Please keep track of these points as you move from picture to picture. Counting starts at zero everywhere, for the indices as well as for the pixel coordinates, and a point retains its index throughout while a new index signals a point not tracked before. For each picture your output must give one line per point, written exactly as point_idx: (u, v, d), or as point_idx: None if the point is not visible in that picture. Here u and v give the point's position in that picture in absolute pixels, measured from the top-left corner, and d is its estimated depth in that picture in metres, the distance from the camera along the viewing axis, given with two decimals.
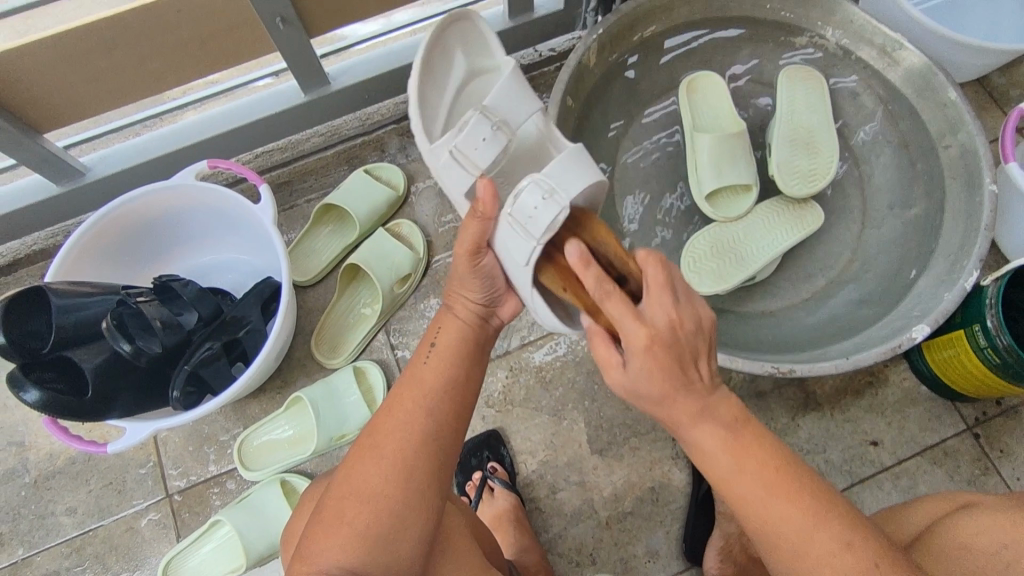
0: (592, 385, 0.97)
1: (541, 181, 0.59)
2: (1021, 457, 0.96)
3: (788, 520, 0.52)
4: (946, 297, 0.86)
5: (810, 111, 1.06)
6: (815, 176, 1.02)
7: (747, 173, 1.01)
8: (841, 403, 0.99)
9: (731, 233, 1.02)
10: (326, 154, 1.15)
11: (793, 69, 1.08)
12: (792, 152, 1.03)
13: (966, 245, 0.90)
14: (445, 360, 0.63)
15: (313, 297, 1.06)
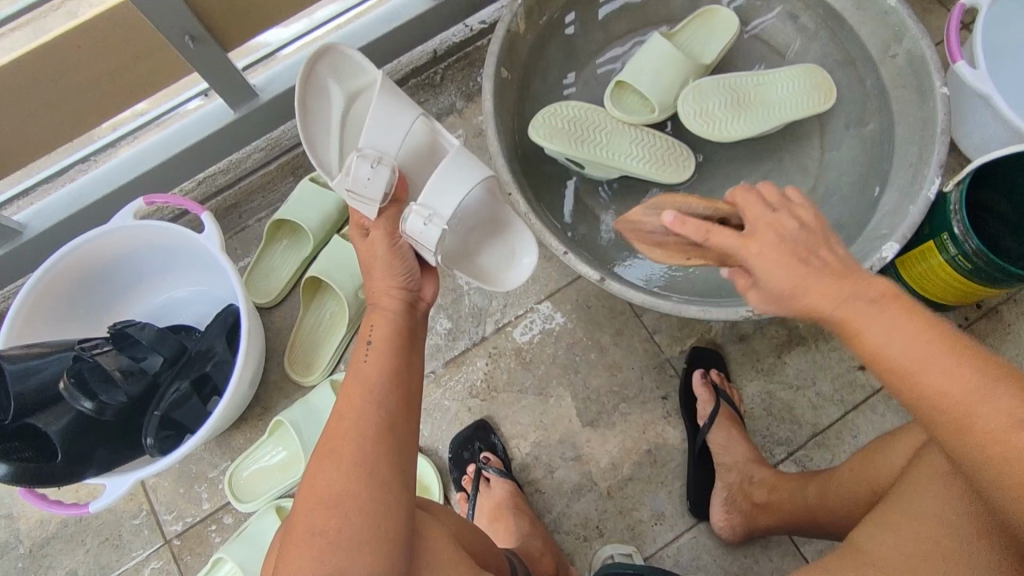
0: (574, 360, 0.96)
1: (419, 209, 0.68)
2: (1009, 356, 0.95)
3: (939, 365, 0.45)
4: (911, 209, 0.85)
5: (785, 97, 0.97)
6: (713, 121, 0.95)
7: (657, 93, 0.97)
8: (824, 333, 0.97)
9: (600, 121, 0.98)
10: (271, 168, 1.12)
11: (831, 85, 0.98)
12: (718, 95, 0.96)
13: (924, 154, 0.88)
14: (381, 351, 0.64)
15: (281, 316, 1.04)
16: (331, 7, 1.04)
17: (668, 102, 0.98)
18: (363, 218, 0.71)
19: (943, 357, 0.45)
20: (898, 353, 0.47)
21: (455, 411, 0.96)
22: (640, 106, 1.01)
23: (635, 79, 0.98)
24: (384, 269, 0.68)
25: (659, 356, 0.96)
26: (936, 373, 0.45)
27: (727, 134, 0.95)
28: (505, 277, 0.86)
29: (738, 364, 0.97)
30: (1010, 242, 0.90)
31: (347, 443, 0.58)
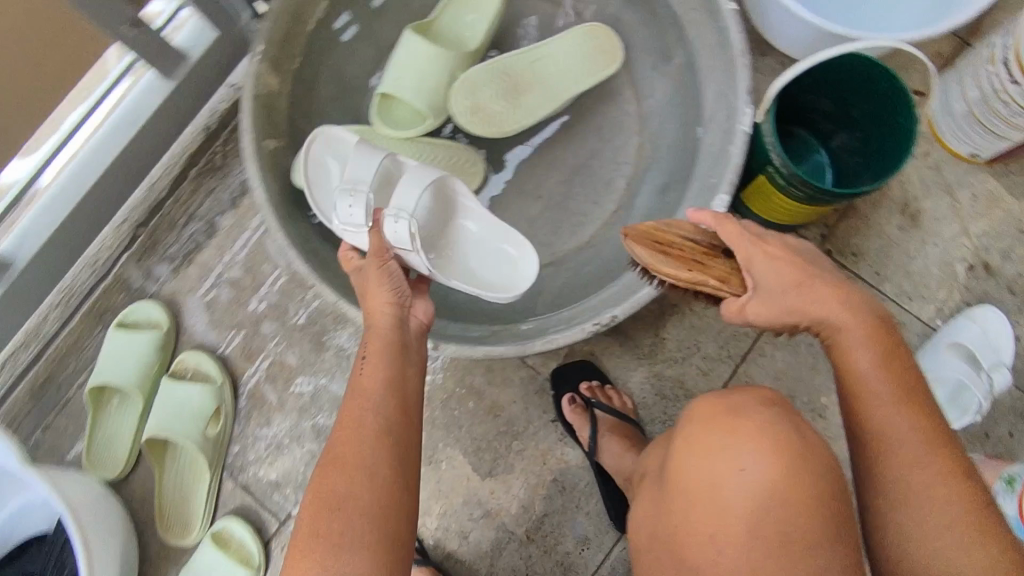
0: (453, 415, 0.90)
1: (394, 211, 0.73)
2: (873, 251, 0.95)
3: (782, 275, 0.58)
4: (732, 152, 0.78)
5: (566, 70, 0.90)
6: (494, 118, 0.88)
7: (425, 101, 0.87)
8: (694, 293, 0.92)
9: (374, 147, 0.88)
10: (74, 322, 0.97)
11: (620, 45, 0.90)
12: (489, 84, 0.88)
13: (732, 83, 0.80)
14: (376, 375, 0.62)
15: (141, 479, 0.94)
16: (77, 112, 0.87)
17: (440, 106, 0.88)
18: (352, 257, 0.73)
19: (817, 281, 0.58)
20: (798, 287, 0.58)
21: None
22: (413, 116, 0.90)
23: (397, 88, 0.86)
24: (378, 290, 0.67)
25: (537, 378, 0.91)
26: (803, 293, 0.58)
27: (511, 130, 0.88)
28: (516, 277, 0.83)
29: (617, 358, 0.91)
30: (829, 126, 0.89)
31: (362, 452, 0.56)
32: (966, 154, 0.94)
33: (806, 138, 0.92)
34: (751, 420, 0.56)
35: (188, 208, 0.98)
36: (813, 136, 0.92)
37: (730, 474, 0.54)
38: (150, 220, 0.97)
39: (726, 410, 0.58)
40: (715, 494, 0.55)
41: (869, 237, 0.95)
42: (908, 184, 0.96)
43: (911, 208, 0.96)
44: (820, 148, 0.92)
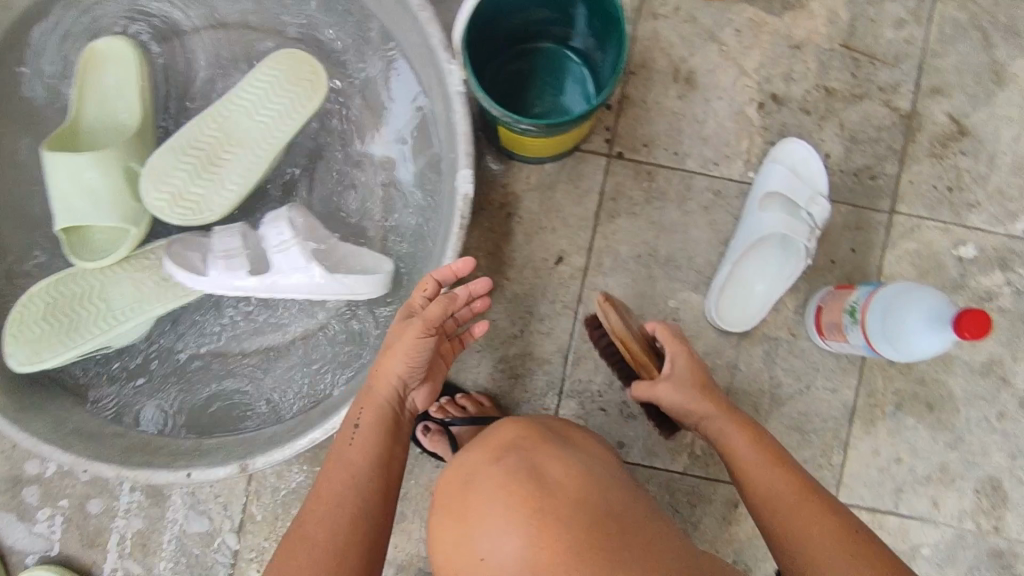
0: None
1: (223, 250, 0.74)
2: (663, 131, 0.87)
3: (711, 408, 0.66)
4: (453, 117, 0.70)
5: (264, 117, 0.77)
6: (196, 201, 0.75)
7: (108, 214, 0.74)
8: (504, 261, 0.85)
9: (82, 287, 0.75)
10: None
11: (315, 64, 0.78)
12: (179, 166, 0.75)
13: (423, 41, 0.72)
14: (366, 438, 0.65)
15: None
16: None
17: (131, 211, 0.75)
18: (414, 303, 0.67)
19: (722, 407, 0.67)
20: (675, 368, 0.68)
21: None
22: (116, 235, 0.78)
23: (71, 214, 0.74)
24: (390, 363, 0.67)
25: None
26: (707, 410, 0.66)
27: (218, 209, 0.76)
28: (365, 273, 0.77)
29: (459, 361, 0.86)
30: (560, 30, 0.81)
31: (333, 499, 0.61)
32: None
33: (554, 49, 0.84)
34: (483, 489, 0.51)
35: None
36: (560, 44, 0.83)
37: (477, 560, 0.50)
38: None
39: (463, 483, 0.53)
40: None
41: (656, 121, 0.87)
42: (669, 48, 0.87)
43: (684, 70, 0.87)
44: (571, 54, 0.83)
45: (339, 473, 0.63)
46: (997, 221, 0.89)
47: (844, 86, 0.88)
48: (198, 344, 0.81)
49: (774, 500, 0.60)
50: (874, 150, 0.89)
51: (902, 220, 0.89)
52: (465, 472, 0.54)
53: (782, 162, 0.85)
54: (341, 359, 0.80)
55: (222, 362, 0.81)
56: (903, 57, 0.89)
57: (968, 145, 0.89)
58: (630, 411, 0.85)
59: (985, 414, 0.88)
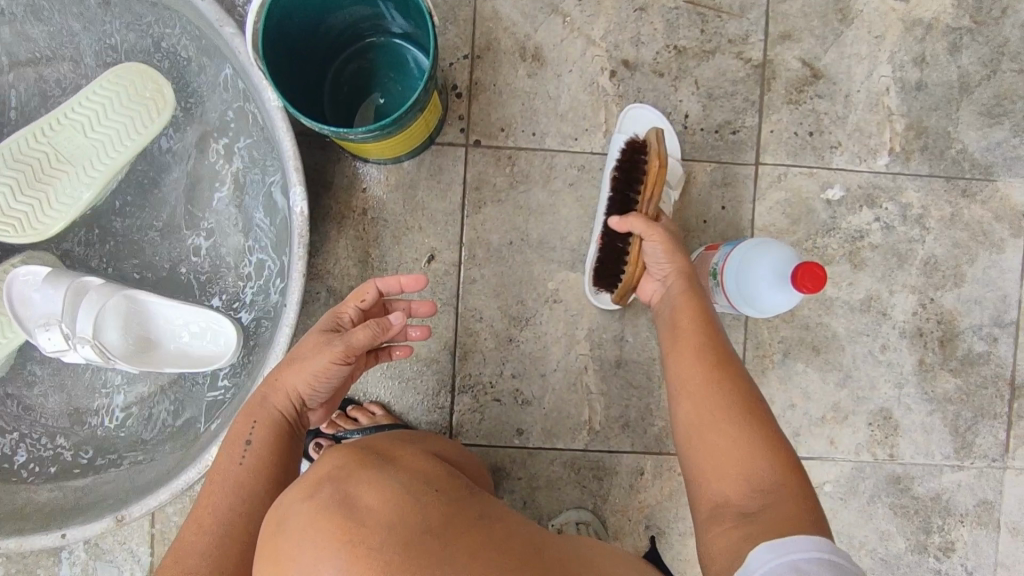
0: None
1: (44, 320, 0.74)
2: (517, 114, 0.87)
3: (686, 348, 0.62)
4: (279, 136, 0.69)
5: (99, 134, 0.76)
6: (18, 217, 0.76)
7: None
8: (375, 266, 0.85)
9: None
10: None
11: (161, 83, 0.77)
12: (4, 179, 0.75)
13: (237, 59, 0.70)
14: (262, 456, 0.61)
15: None
16: None
17: None
18: (340, 321, 0.66)
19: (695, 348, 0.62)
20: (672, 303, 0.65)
21: None
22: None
23: None
24: (298, 377, 0.64)
25: None
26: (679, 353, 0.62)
27: (46, 228, 0.77)
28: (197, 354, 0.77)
29: None
30: (382, 22, 0.78)
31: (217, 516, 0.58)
32: None
33: (386, 42, 0.82)
34: (292, 531, 0.46)
35: None
36: (390, 36, 0.81)
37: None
38: None
39: (276, 528, 0.48)
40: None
41: (508, 104, 0.87)
42: (513, 28, 0.87)
43: (530, 49, 0.87)
44: (401, 42, 0.81)
45: (220, 495, 0.59)
46: (859, 159, 0.90)
47: (694, 44, 0.88)
48: (60, 401, 0.78)
49: (691, 378, 0.60)
50: (731, 105, 0.89)
51: (769, 170, 0.89)
52: (279, 516, 0.49)
53: (625, 132, 0.86)
54: (209, 391, 0.78)
55: (89, 416, 0.78)
56: (748, 7, 0.89)
57: (822, 87, 0.90)
58: (524, 397, 0.85)
59: (869, 349, 0.89)
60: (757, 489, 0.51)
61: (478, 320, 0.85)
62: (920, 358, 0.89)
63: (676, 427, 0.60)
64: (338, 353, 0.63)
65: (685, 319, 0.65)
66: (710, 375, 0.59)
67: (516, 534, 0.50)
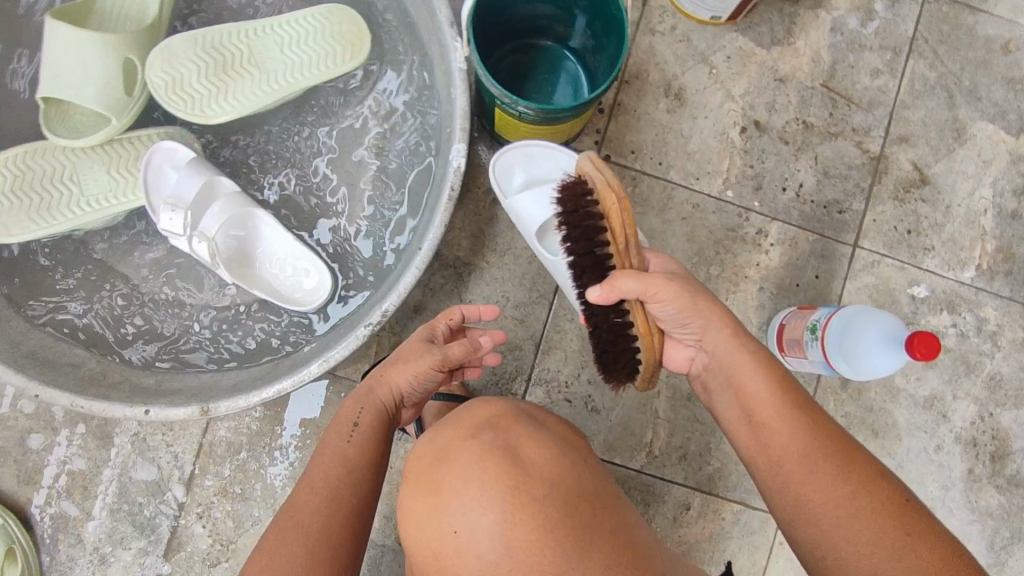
0: (280, 453, 0.85)
1: (172, 199, 0.77)
2: (650, 142, 0.92)
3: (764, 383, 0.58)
4: (455, 97, 0.74)
5: (292, 55, 0.79)
6: (193, 96, 0.77)
7: (94, 100, 0.74)
8: (486, 244, 0.88)
9: (48, 164, 0.77)
10: None
11: (365, 33, 0.79)
12: (193, 59, 0.77)
13: (431, 19, 0.75)
14: (366, 440, 0.64)
15: None
16: None
17: (117, 103, 0.76)
18: (436, 333, 0.69)
19: (773, 389, 0.58)
20: (731, 340, 0.60)
21: None
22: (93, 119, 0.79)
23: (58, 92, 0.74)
24: (404, 376, 0.67)
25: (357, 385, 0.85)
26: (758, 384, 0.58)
27: (209, 114, 0.77)
28: (288, 292, 0.81)
29: None
30: (561, 29, 0.85)
31: (326, 486, 0.61)
32: (709, 19, 0.93)
33: (554, 48, 0.88)
34: (461, 464, 0.55)
35: None
36: (561, 44, 0.88)
37: (449, 537, 0.53)
38: None
39: (436, 459, 0.56)
40: (442, 565, 0.53)
41: (643, 130, 0.93)
42: (663, 64, 0.93)
43: (674, 87, 0.93)
44: (569, 52, 0.88)
45: (328, 466, 0.62)
46: (948, 266, 0.95)
47: (821, 122, 0.95)
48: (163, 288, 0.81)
49: (795, 468, 0.55)
50: (843, 186, 0.95)
51: (865, 254, 0.94)
52: (440, 450, 0.57)
53: (515, 186, 0.81)
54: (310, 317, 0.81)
55: (189, 309, 0.80)
56: (874, 104, 0.96)
57: (928, 192, 0.96)
58: (594, 405, 0.87)
59: (925, 445, 0.91)
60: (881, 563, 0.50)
61: (568, 322, 0.88)
62: (971, 468, 0.92)
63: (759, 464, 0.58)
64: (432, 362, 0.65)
65: (764, 409, 0.58)
66: (816, 464, 0.55)
67: (630, 527, 0.57)
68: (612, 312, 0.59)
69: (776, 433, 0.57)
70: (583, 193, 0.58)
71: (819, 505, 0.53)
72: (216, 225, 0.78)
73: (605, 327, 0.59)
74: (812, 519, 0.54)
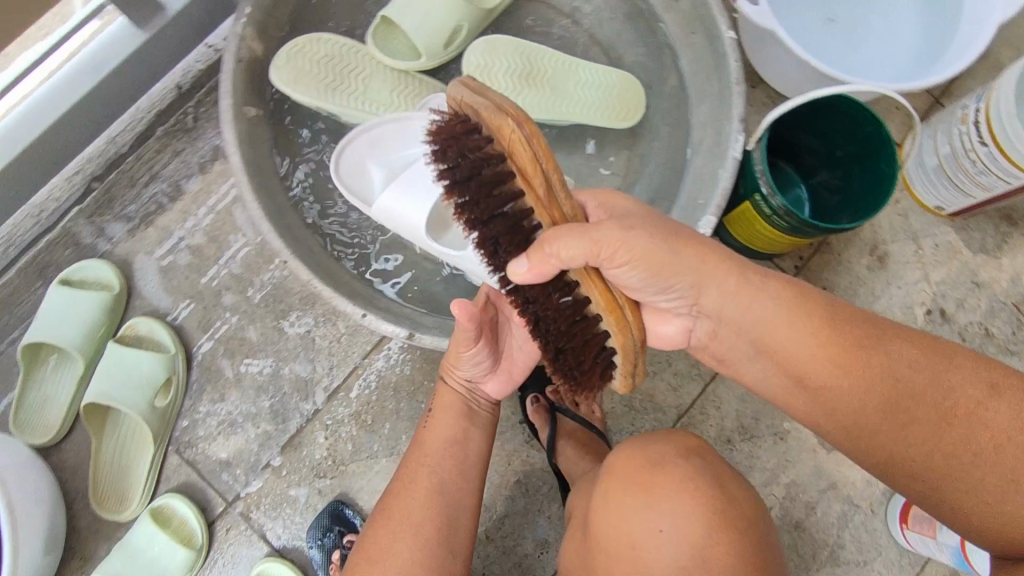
0: (418, 407, 0.89)
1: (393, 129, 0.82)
2: (842, 286, 1.00)
3: (800, 338, 0.54)
4: (721, 175, 0.80)
5: (582, 94, 0.89)
6: (491, 83, 0.86)
7: (422, 37, 0.85)
8: None
9: (354, 65, 0.86)
10: (12, 274, 0.92)
11: (638, 114, 0.90)
12: (507, 59, 0.87)
13: (724, 106, 0.82)
14: (435, 422, 0.74)
15: (70, 450, 0.86)
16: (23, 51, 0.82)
17: (434, 49, 0.86)
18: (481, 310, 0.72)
19: (810, 343, 0.54)
20: (742, 292, 0.55)
21: (306, 497, 0.87)
22: (407, 50, 0.89)
23: (403, 20, 0.85)
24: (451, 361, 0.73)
25: None
26: (798, 345, 0.54)
27: (494, 102, 0.86)
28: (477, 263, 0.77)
29: None
30: (811, 161, 0.93)
31: (413, 464, 0.72)
32: (932, 207, 1.00)
33: (790, 175, 0.96)
34: (675, 475, 0.57)
35: (150, 168, 0.96)
36: (797, 174, 0.96)
37: (650, 536, 0.55)
38: (107, 174, 0.95)
39: (648, 466, 0.59)
40: (638, 556, 0.55)
41: (839, 274, 1.00)
42: (878, 227, 1.01)
43: (879, 250, 1.01)
44: (801, 184, 0.95)
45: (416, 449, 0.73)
46: None
47: (1000, 336, 1.00)
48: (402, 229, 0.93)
49: (876, 433, 0.53)
50: None
51: None
52: (653, 459, 0.59)
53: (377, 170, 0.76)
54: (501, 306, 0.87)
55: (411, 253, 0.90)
56: None
57: None
58: None
59: None
60: (990, 509, 0.49)
61: (713, 411, 0.91)
62: None
63: (832, 436, 0.56)
64: (470, 342, 0.69)
65: (812, 374, 0.54)
66: (893, 415, 0.52)
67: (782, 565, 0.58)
68: (550, 286, 0.52)
69: (835, 393, 0.53)
70: (479, 142, 0.52)
71: (912, 459, 0.52)
72: (338, 175, 0.75)
73: (551, 314, 0.52)
74: (907, 471, 0.52)
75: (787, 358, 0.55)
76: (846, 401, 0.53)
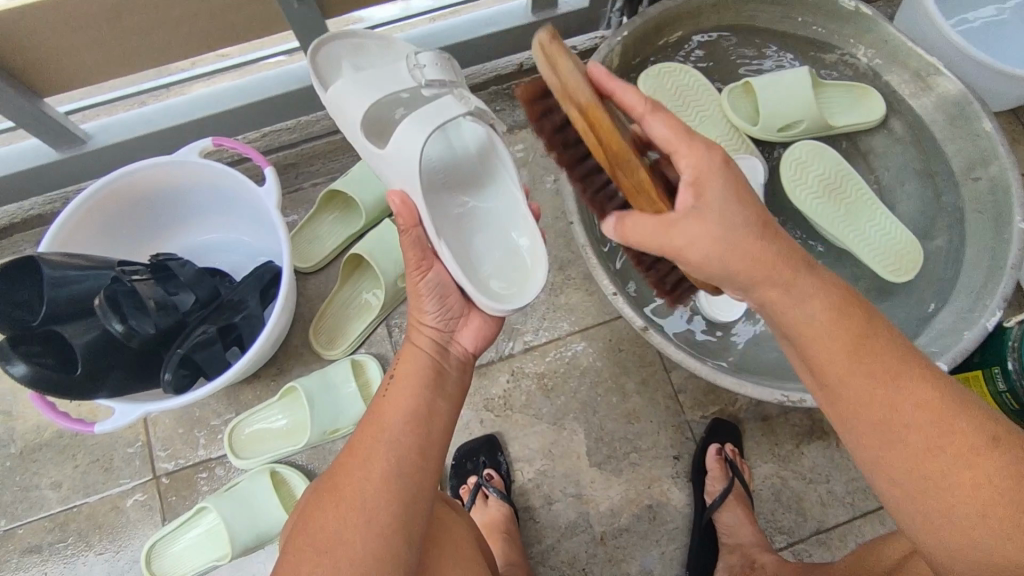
0: (591, 397, 0.95)
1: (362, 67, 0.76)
2: None
3: (817, 320, 0.55)
4: (964, 334, 0.83)
5: (866, 230, 0.97)
6: (800, 175, 0.98)
7: (765, 116, 0.98)
8: None
9: (704, 103, 1.00)
10: (337, 137, 1.08)
11: (901, 277, 0.96)
12: (822, 167, 0.99)
13: (990, 284, 0.86)
14: (402, 389, 0.62)
15: (316, 284, 1.02)
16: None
17: (767, 128, 0.99)
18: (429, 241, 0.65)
19: (826, 323, 0.55)
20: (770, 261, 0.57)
21: (467, 420, 0.94)
22: (749, 115, 1.02)
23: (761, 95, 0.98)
24: (418, 308, 0.66)
25: (679, 415, 0.95)
26: (820, 330, 0.55)
27: (794, 188, 0.96)
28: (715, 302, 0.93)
29: (754, 442, 0.95)
30: None
31: (373, 437, 0.58)
32: None
33: None
34: None
35: None
36: None
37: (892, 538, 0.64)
38: None
39: None
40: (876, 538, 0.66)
41: None
42: None
43: None
44: None
45: (372, 427, 0.59)
46: None
47: None
48: None
49: (868, 436, 0.52)
50: None
51: None
52: None
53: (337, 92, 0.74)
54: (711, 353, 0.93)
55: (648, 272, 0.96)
56: None
57: None
58: None
59: None
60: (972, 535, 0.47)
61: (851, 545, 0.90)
62: None
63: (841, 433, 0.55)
64: (422, 263, 0.64)
65: (828, 350, 0.54)
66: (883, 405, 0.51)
67: None
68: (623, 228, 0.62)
69: (841, 381, 0.54)
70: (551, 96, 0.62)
71: (897, 467, 0.50)
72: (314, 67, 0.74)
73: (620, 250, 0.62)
74: (887, 478, 0.51)
75: (811, 344, 0.56)
76: (846, 387, 0.53)
